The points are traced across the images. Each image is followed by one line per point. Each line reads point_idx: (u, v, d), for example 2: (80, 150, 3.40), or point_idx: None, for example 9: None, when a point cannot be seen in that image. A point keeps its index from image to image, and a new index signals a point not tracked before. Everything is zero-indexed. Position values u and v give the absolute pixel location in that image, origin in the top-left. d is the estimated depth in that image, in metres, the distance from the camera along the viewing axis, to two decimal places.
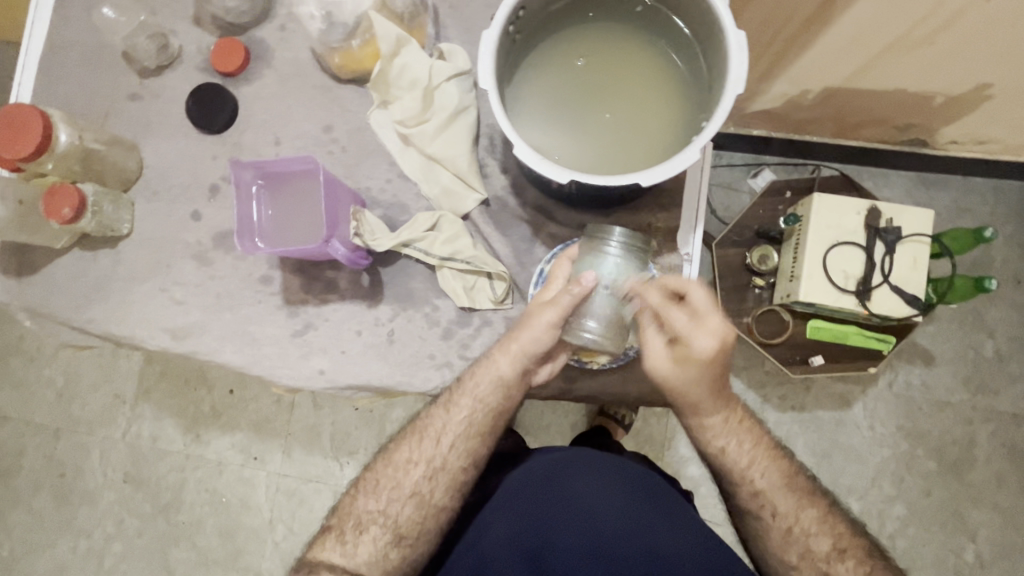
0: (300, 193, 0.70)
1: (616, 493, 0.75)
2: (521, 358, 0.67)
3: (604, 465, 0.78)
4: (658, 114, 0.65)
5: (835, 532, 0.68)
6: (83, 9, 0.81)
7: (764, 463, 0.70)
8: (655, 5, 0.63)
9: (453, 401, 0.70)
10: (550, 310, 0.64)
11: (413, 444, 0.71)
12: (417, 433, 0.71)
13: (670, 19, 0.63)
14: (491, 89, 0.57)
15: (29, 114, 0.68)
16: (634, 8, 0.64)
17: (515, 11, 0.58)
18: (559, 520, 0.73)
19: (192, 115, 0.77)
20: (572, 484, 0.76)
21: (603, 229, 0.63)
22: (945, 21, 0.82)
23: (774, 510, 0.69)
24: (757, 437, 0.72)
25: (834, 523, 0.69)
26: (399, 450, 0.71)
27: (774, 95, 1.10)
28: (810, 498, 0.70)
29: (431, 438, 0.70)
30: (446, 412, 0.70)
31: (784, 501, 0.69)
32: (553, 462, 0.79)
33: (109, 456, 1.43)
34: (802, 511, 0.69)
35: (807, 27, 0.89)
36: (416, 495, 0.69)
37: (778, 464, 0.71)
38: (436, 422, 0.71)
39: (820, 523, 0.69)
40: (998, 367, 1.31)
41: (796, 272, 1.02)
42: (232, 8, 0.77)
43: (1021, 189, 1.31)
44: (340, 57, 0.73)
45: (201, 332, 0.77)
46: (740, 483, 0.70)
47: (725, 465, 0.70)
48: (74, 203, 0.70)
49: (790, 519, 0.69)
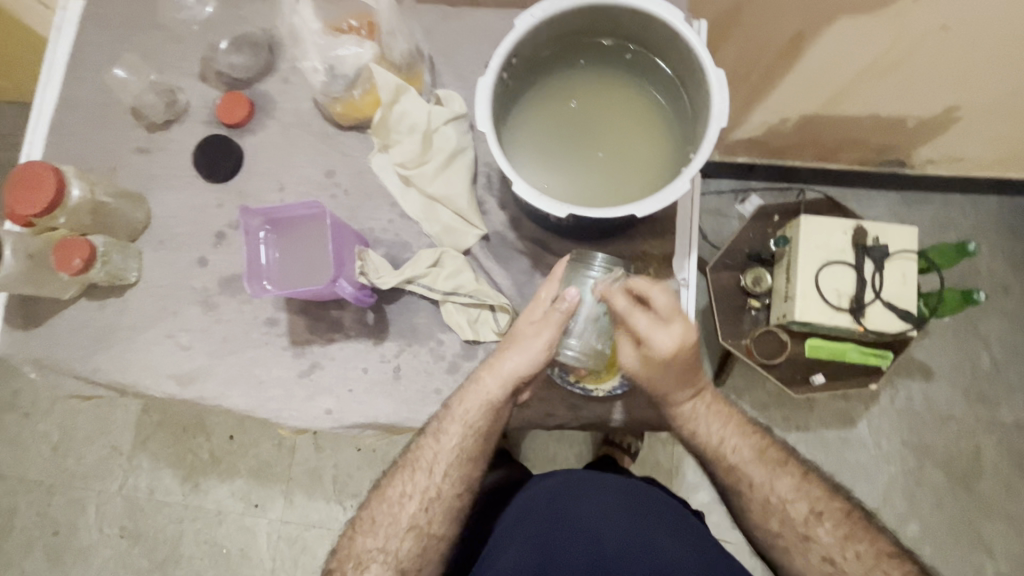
0: (306, 235, 0.72)
1: (617, 512, 0.75)
2: (510, 380, 0.67)
3: (607, 484, 0.78)
4: (647, 149, 0.68)
5: (811, 496, 0.70)
6: (92, 70, 0.84)
7: (734, 439, 0.72)
8: (641, 50, 0.67)
9: (441, 428, 0.70)
10: (543, 330, 0.66)
11: (406, 477, 0.71)
12: (409, 466, 0.71)
13: (654, 61, 0.67)
14: (488, 130, 0.60)
15: (43, 171, 0.70)
16: (623, 55, 0.68)
17: (507, 59, 0.62)
18: (564, 546, 0.73)
19: (199, 165, 0.81)
20: (577, 506, 0.76)
21: (587, 255, 0.66)
22: (909, 48, 0.88)
23: (750, 482, 0.70)
24: (726, 413, 0.74)
25: (810, 489, 0.70)
26: (393, 484, 0.71)
27: (755, 123, 1.15)
28: (784, 466, 0.71)
29: (423, 470, 0.70)
30: (435, 441, 0.70)
31: (761, 471, 0.71)
32: (557, 484, 0.78)
33: (105, 510, 1.40)
34: (778, 481, 0.70)
35: (780, 60, 0.94)
36: (413, 528, 0.69)
37: (749, 438, 0.73)
38: (426, 453, 0.70)
39: (796, 490, 0.70)
40: (996, 377, 1.32)
41: (790, 292, 1.04)
42: (237, 64, 0.82)
43: (1000, 203, 1.35)
44: (342, 106, 0.76)
45: (207, 376, 0.77)
46: (715, 460, 0.72)
47: (701, 448, 0.72)
48: (84, 254, 0.72)
49: (767, 489, 0.70)
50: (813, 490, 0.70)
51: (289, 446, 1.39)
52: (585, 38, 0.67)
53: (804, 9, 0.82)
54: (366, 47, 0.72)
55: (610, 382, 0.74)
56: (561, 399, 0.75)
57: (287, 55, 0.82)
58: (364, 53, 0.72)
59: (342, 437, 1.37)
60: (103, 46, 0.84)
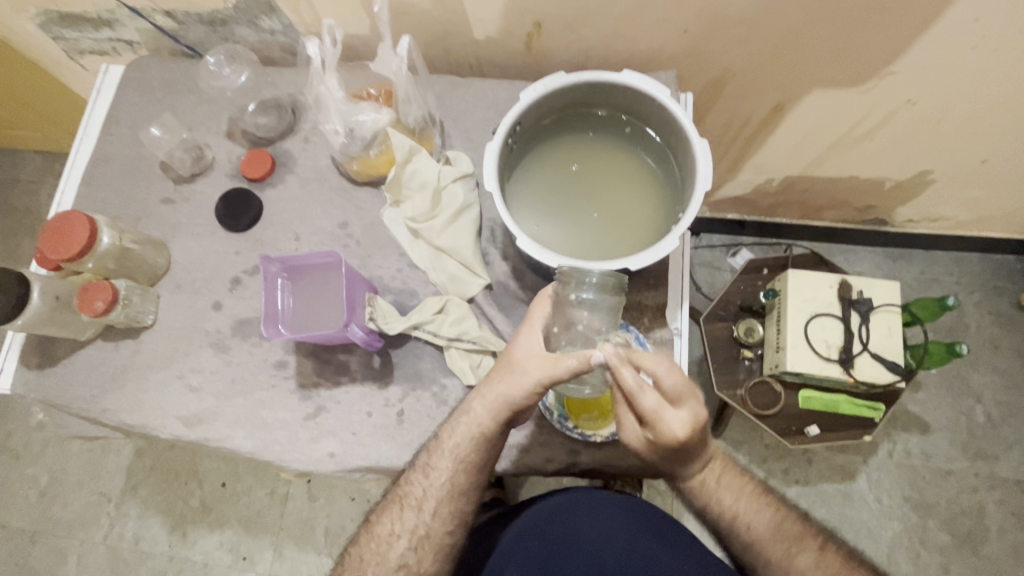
0: (320, 282, 0.76)
1: (614, 526, 0.79)
2: (498, 405, 0.68)
3: (606, 500, 0.81)
4: (641, 209, 0.74)
5: (833, 575, 0.69)
6: (127, 127, 0.92)
7: (750, 516, 0.73)
8: (637, 123, 0.74)
9: (422, 459, 0.72)
10: (531, 364, 0.66)
11: (395, 515, 0.71)
12: (397, 499, 0.72)
13: (647, 131, 0.74)
14: (493, 188, 0.66)
15: (78, 220, 0.75)
16: (623, 127, 0.75)
17: (512, 127, 0.69)
18: (565, 554, 0.78)
19: (220, 215, 0.85)
20: (574, 521, 0.80)
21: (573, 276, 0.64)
22: (879, 119, 0.96)
23: (767, 559, 0.71)
24: (742, 483, 0.75)
25: (829, 564, 0.69)
26: (382, 517, 0.72)
27: (742, 183, 1.22)
28: (802, 541, 0.71)
29: (412, 506, 0.71)
30: (425, 476, 0.71)
31: (778, 548, 0.71)
32: (558, 501, 0.81)
33: (87, 561, 1.35)
34: (797, 557, 0.70)
35: (761, 128, 1.02)
36: (402, 567, 0.70)
37: (767, 506, 0.73)
38: (415, 490, 0.71)
39: (816, 567, 0.69)
40: (992, 432, 1.33)
41: (781, 342, 1.08)
42: (262, 124, 0.89)
43: (982, 260, 1.41)
44: (358, 164, 0.83)
45: (214, 418, 0.79)
46: (732, 536, 0.73)
47: (718, 524, 0.74)
48: (107, 296, 0.76)
49: (784, 566, 0.70)
50: (833, 566, 0.69)
51: (282, 495, 1.36)
52: (582, 109, 0.74)
53: (780, 85, 0.91)
54: (383, 112, 0.79)
55: (607, 428, 0.76)
56: (560, 444, 0.77)
57: (309, 117, 0.89)
58: (381, 118, 0.79)
59: (337, 485, 1.36)
60: (140, 106, 0.92)
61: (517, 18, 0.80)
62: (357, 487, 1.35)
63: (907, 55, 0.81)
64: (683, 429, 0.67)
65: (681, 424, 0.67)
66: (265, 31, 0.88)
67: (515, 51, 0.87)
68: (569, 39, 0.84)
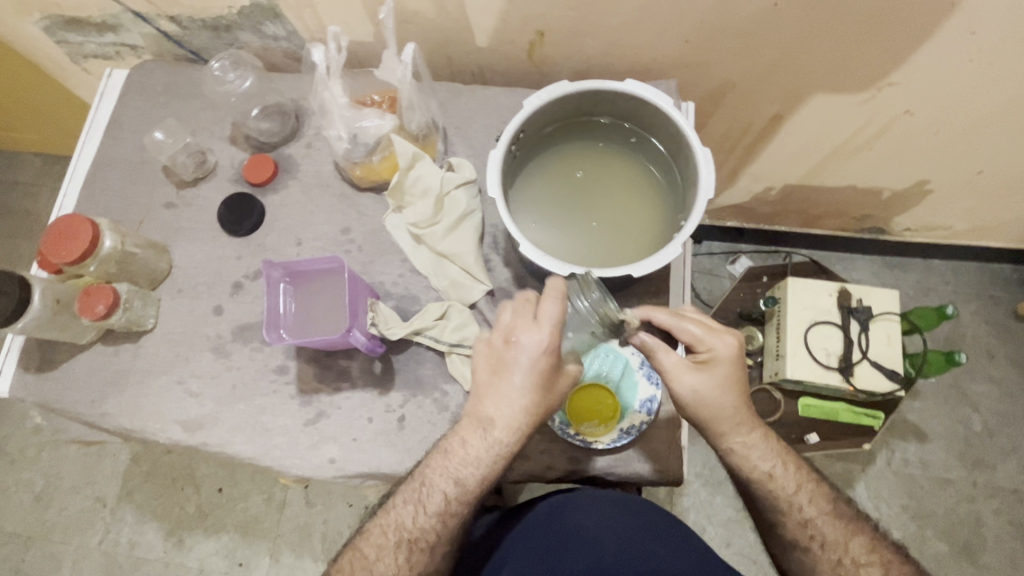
0: (321, 287, 0.76)
1: (618, 523, 0.79)
2: (522, 428, 0.65)
3: (605, 496, 0.80)
4: (644, 219, 0.74)
5: (885, 560, 0.67)
6: (130, 131, 0.92)
7: (807, 491, 0.70)
8: (643, 134, 0.75)
9: (426, 497, 0.67)
10: (529, 372, 0.64)
11: (394, 551, 0.67)
12: (401, 544, 0.67)
13: (651, 142, 0.75)
14: (495, 194, 0.66)
15: (81, 223, 0.75)
16: (629, 138, 0.76)
17: (516, 134, 0.69)
18: (567, 552, 0.78)
19: (222, 219, 0.85)
20: (577, 518, 0.79)
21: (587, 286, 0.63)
22: (879, 129, 0.97)
23: (822, 541, 0.68)
24: (790, 458, 0.72)
25: (884, 553, 0.67)
26: (380, 559, 0.67)
27: (741, 191, 1.23)
28: (856, 524, 0.69)
29: (420, 544, 0.67)
30: (428, 510, 0.67)
31: (833, 535, 0.68)
32: (557, 498, 0.80)
33: (82, 567, 1.34)
34: (852, 540, 0.68)
35: (761, 137, 1.03)
36: None
37: (821, 487, 0.71)
38: (416, 523, 0.67)
39: (870, 552, 0.67)
40: (990, 441, 1.33)
41: (781, 350, 1.08)
42: (265, 130, 0.90)
43: (979, 270, 1.42)
44: (361, 170, 0.83)
45: (214, 423, 0.79)
46: (782, 511, 0.69)
47: (767, 493, 0.70)
48: (108, 300, 0.76)
49: (837, 548, 0.67)
50: (886, 554, 0.68)
51: (279, 501, 1.36)
52: (586, 117, 0.75)
53: (781, 95, 0.92)
54: (386, 118, 0.79)
55: (608, 435, 0.76)
56: (561, 451, 0.77)
57: (312, 123, 0.89)
58: (384, 125, 0.79)
59: (335, 491, 1.35)
60: (143, 110, 0.92)
61: (520, 26, 0.81)
62: (354, 493, 1.34)
63: (905, 65, 0.82)
64: (733, 343, 0.68)
65: (727, 343, 0.68)
66: (269, 37, 0.89)
67: (517, 60, 0.88)
68: (571, 48, 0.84)
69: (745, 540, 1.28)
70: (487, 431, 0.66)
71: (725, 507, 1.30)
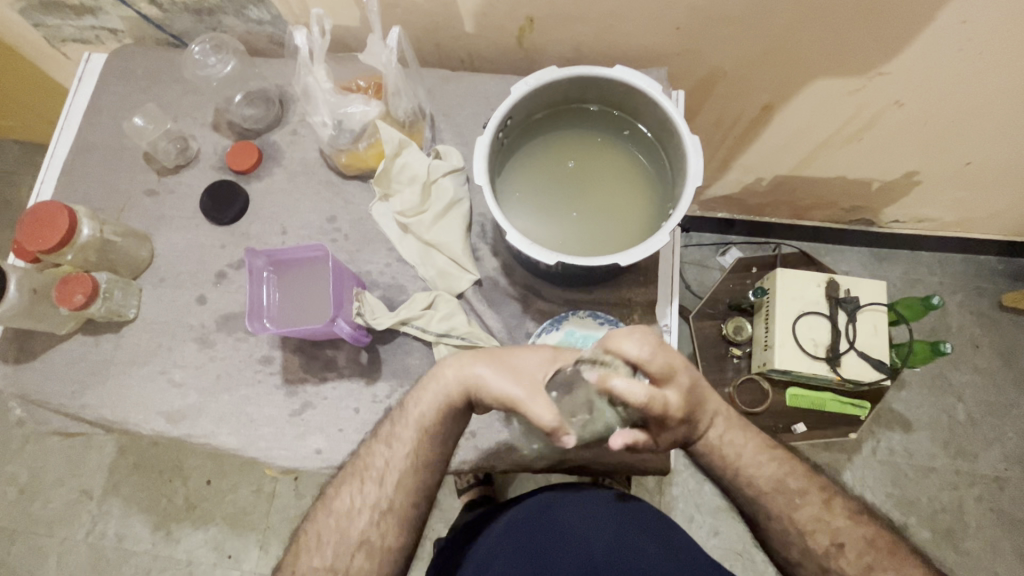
0: (306, 276, 0.75)
1: (601, 520, 0.81)
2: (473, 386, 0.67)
3: (591, 493, 0.84)
4: (635, 210, 0.73)
5: (834, 527, 0.70)
6: (109, 116, 0.90)
7: (753, 466, 0.72)
8: (636, 125, 0.74)
9: (394, 432, 0.69)
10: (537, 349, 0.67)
11: (354, 487, 0.69)
12: (360, 480, 0.69)
13: (644, 134, 0.74)
14: (483, 181, 0.65)
15: (57, 211, 0.73)
16: (623, 131, 0.75)
17: (503, 121, 0.68)
18: (554, 551, 0.79)
19: (205, 207, 0.84)
20: (561, 517, 0.82)
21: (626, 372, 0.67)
22: (869, 120, 0.96)
23: (770, 514, 0.71)
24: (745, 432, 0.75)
25: (841, 519, 0.70)
26: (340, 498, 0.69)
27: (731, 181, 1.23)
28: (806, 495, 0.71)
29: (374, 480, 0.68)
30: (388, 447, 0.69)
31: (785, 502, 0.71)
32: (545, 496, 0.84)
33: (68, 560, 1.33)
34: (800, 510, 0.71)
35: (752, 126, 1.02)
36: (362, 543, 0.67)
37: (771, 464, 0.73)
38: (377, 461, 0.69)
39: (818, 519, 0.70)
40: (973, 430, 1.35)
41: (769, 340, 1.08)
42: (249, 116, 0.88)
43: (966, 261, 1.43)
44: (347, 157, 0.81)
45: (198, 414, 0.77)
46: (735, 489, 0.73)
47: (719, 474, 0.74)
48: (87, 289, 0.74)
49: (782, 515, 0.71)
50: (836, 521, 0.70)
51: (268, 493, 1.35)
52: (577, 105, 0.74)
53: (772, 85, 0.91)
54: (372, 105, 0.78)
55: None
56: (550, 442, 0.76)
57: (297, 110, 0.88)
58: (370, 111, 0.78)
59: (325, 483, 1.34)
60: (123, 95, 0.90)
61: (509, 12, 0.79)
62: None
63: (897, 55, 0.81)
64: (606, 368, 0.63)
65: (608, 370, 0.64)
66: (253, 21, 0.87)
67: (506, 46, 0.87)
68: (560, 34, 0.83)
69: (732, 528, 1.29)
70: (442, 381, 0.68)
71: (713, 497, 1.31)
